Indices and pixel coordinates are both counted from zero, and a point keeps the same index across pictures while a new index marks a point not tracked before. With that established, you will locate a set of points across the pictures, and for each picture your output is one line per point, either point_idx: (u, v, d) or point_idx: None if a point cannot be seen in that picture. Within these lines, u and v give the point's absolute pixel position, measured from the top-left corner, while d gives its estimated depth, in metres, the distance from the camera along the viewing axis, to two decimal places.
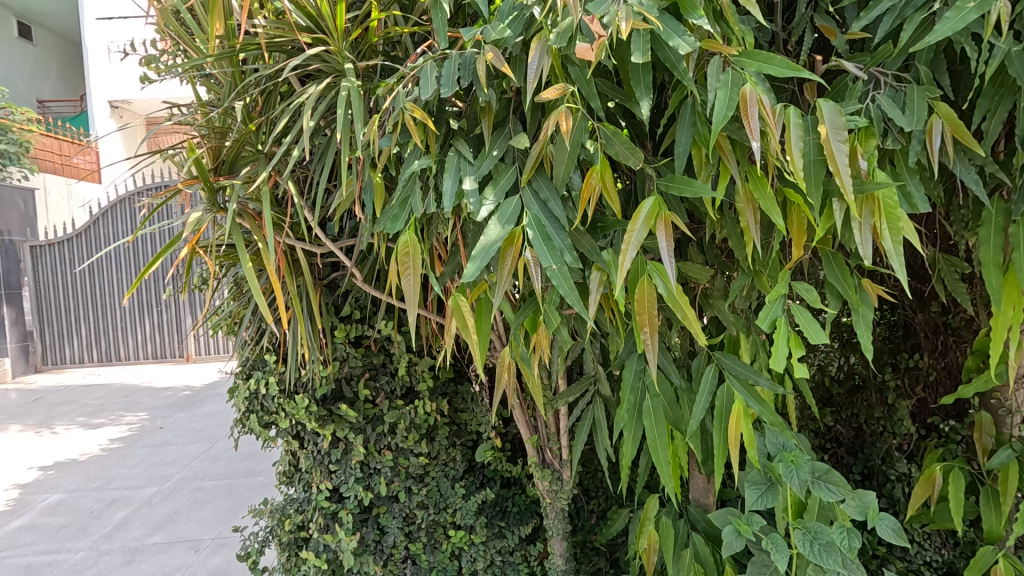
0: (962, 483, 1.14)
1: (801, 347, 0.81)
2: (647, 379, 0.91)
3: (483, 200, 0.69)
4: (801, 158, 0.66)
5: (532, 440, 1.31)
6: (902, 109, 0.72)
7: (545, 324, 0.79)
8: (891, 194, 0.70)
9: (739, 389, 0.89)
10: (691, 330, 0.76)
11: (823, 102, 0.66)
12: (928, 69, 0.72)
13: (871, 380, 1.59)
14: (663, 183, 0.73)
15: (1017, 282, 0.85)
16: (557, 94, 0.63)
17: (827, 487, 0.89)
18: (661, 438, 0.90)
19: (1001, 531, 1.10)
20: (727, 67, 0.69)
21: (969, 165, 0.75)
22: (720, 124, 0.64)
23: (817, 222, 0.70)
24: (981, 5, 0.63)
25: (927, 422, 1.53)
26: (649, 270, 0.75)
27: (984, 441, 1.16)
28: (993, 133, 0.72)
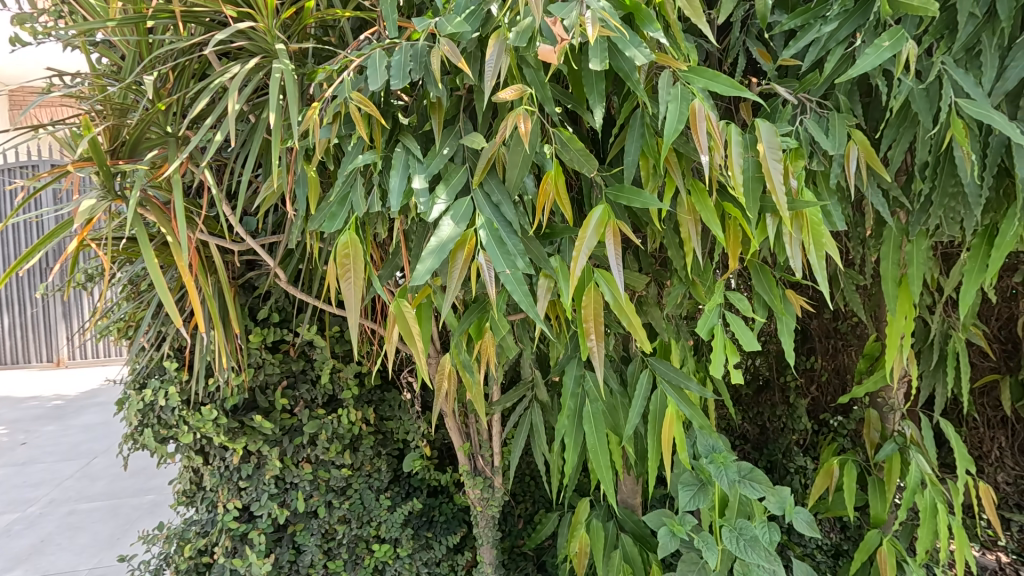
0: (854, 474, 1.26)
1: (735, 354, 0.84)
2: (587, 385, 0.92)
3: (434, 200, 0.65)
4: (741, 174, 0.69)
5: (464, 447, 1.28)
6: (824, 133, 0.78)
7: (491, 331, 0.77)
8: (816, 211, 0.75)
9: (673, 394, 0.92)
10: (636, 337, 0.77)
11: (761, 122, 0.69)
12: (846, 99, 0.79)
13: (775, 381, 1.73)
14: (612, 192, 0.73)
15: (910, 292, 0.95)
16: (514, 96, 0.61)
17: (751, 485, 0.94)
18: (600, 444, 0.91)
19: (885, 517, 1.23)
20: (675, 81, 0.71)
21: (878, 188, 0.83)
22: (671, 137, 0.66)
23: (753, 234, 0.74)
24: (895, 45, 0.70)
25: (820, 418, 1.70)
26: (597, 278, 0.75)
27: (872, 435, 1.29)
28: (897, 160, 0.79)
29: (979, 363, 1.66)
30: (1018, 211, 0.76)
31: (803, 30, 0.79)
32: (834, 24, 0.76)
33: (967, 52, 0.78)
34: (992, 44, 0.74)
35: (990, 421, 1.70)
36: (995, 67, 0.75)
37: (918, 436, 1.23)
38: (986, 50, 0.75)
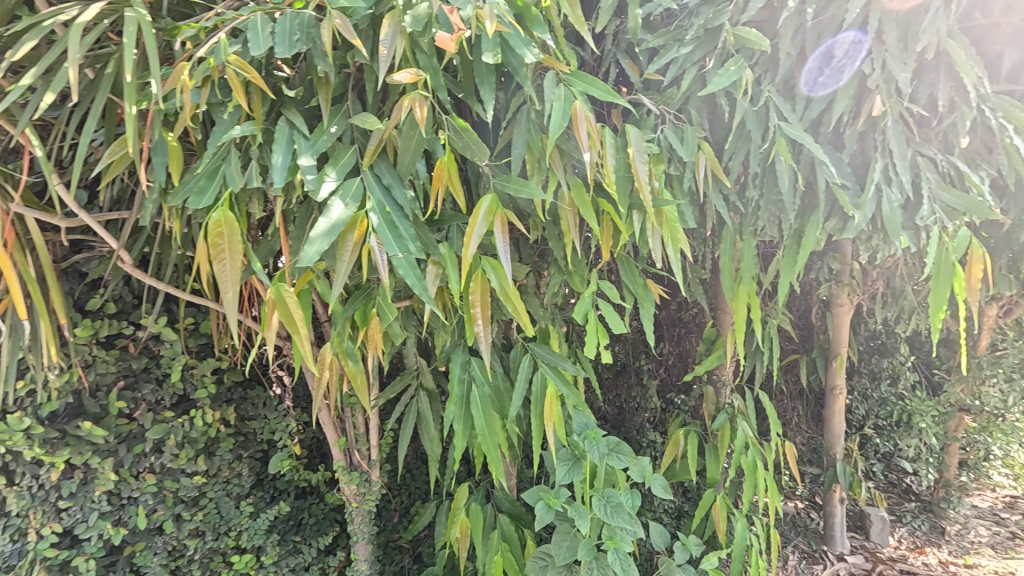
0: (695, 442, 1.46)
1: (605, 337, 0.92)
2: (472, 371, 0.96)
3: (321, 179, 0.62)
4: (615, 171, 0.76)
5: (339, 443, 1.23)
6: (681, 142, 0.89)
7: (378, 318, 0.76)
8: (674, 210, 0.86)
9: (551, 376, 0.99)
10: (520, 322, 0.81)
11: (632, 127, 0.77)
12: (698, 114, 0.91)
13: (631, 365, 1.92)
14: (499, 182, 0.77)
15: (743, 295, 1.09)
16: (409, 79, 0.61)
17: (619, 457, 1.02)
18: (487, 424, 0.94)
19: (718, 477, 1.44)
20: (560, 82, 0.76)
21: (720, 193, 0.96)
22: (556, 134, 0.71)
23: (623, 228, 0.82)
24: (738, 71, 0.82)
25: (668, 397, 1.92)
26: (484, 265, 0.78)
27: (708, 408, 1.50)
28: (735, 170, 0.94)
29: (785, 346, 2.01)
30: (818, 217, 0.94)
31: (665, 49, 0.90)
32: (689, 48, 0.88)
33: (785, 84, 0.94)
34: (802, 79, 0.91)
35: (791, 393, 2.07)
36: (804, 99, 0.92)
37: (743, 407, 1.46)
38: (800, 83, 0.92)
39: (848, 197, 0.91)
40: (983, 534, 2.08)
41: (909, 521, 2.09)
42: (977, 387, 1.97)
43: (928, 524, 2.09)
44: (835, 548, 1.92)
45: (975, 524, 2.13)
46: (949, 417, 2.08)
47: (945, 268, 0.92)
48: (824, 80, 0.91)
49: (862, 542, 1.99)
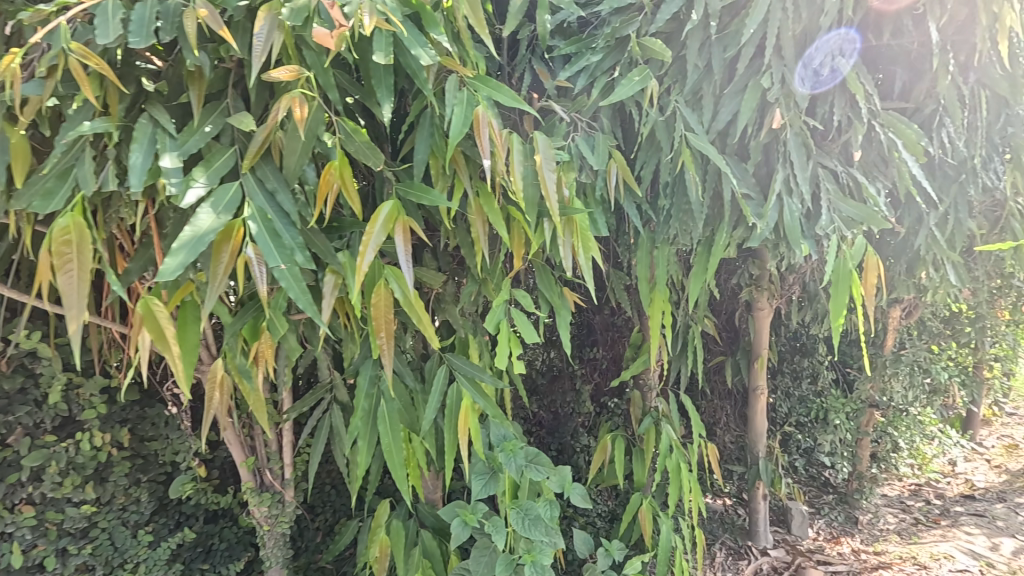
0: (622, 447, 1.47)
1: (517, 347, 0.90)
2: (381, 384, 0.94)
3: (190, 183, 0.57)
4: (521, 180, 0.75)
5: (247, 463, 1.15)
6: (592, 150, 0.88)
7: (268, 332, 0.71)
8: (585, 218, 0.85)
9: (467, 388, 0.97)
10: (426, 334, 0.78)
11: (538, 134, 0.76)
12: (609, 122, 0.91)
13: (565, 371, 1.92)
14: (401, 189, 0.74)
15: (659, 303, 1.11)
16: (289, 76, 0.57)
17: (537, 468, 1.01)
18: (393, 441, 0.93)
19: (645, 480, 1.46)
20: (463, 86, 0.74)
21: (633, 202, 0.97)
22: (455, 139, 0.68)
23: (532, 237, 0.81)
24: (643, 80, 0.82)
25: (601, 401, 1.93)
26: (387, 274, 0.75)
27: (635, 412, 1.52)
28: (646, 179, 0.94)
29: (713, 349, 2.07)
30: (726, 226, 0.96)
31: (576, 57, 0.89)
32: (599, 56, 0.89)
33: (694, 95, 0.96)
34: (710, 90, 0.93)
35: (719, 393, 2.13)
36: (711, 111, 0.94)
37: (667, 410, 1.49)
38: (707, 94, 0.93)
39: (751, 206, 0.94)
40: (891, 521, 2.22)
41: (827, 512, 2.20)
42: (884, 384, 2.10)
43: (844, 514, 2.20)
44: (759, 543, 1.99)
45: (885, 513, 2.27)
46: (861, 413, 2.21)
47: (843, 275, 0.95)
48: (729, 92, 0.93)
49: (783, 535, 2.08)
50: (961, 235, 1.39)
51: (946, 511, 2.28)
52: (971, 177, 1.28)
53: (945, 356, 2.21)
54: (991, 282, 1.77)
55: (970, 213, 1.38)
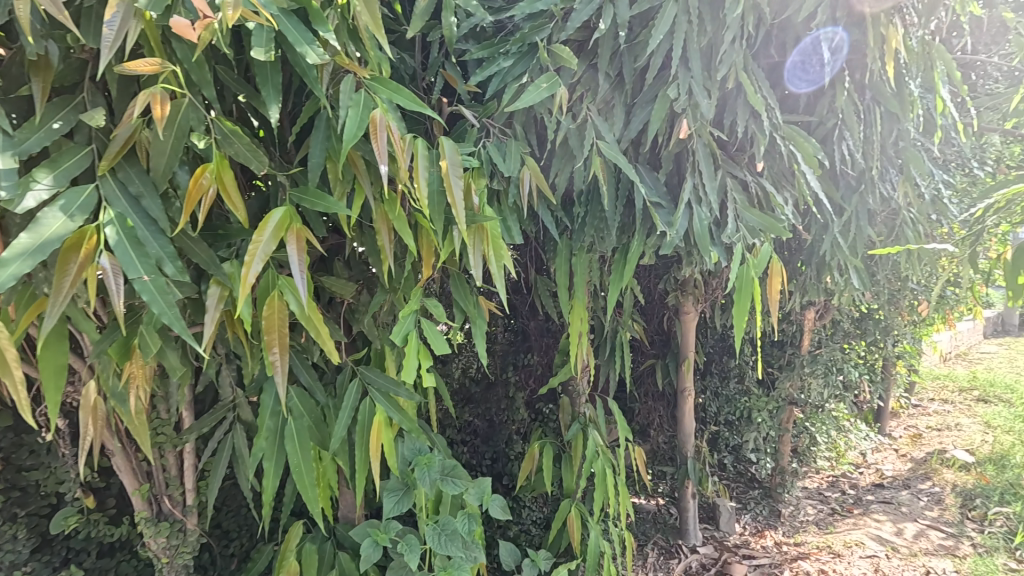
0: (550, 454, 1.47)
1: (428, 358, 0.87)
2: (288, 402, 0.88)
3: (31, 185, 0.51)
4: (425, 187, 0.73)
5: (141, 491, 1.05)
6: (503, 157, 0.87)
7: (141, 351, 0.65)
8: (496, 226, 0.83)
9: (380, 402, 0.93)
10: (325, 347, 0.74)
11: (444, 139, 0.74)
12: (522, 128, 0.90)
13: (498, 379, 1.88)
14: (295, 194, 0.70)
15: (578, 313, 1.12)
16: (149, 70, 0.52)
17: (454, 482, 0.99)
18: (303, 460, 0.87)
19: (574, 487, 1.45)
20: (360, 88, 0.70)
21: (548, 209, 0.97)
22: (349, 143, 0.65)
23: (440, 246, 0.78)
24: (551, 88, 0.82)
25: (536, 407, 1.86)
26: (281, 285, 0.71)
27: (564, 419, 1.51)
28: (560, 186, 0.94)
29: (644, 352, 2.11)
30: (639, 233, 0.97)
31: (488, 61, 0.88)
32: (510, 61, 0.88)
33: (606, 103, 0.97)
34: (621, 99, 0.94)
35: (651, 396, 2.17)
36: (623, 119, 0.95)
37: (595, 416, 1.51)
38: (619, 103, 0.94)
39: (661, 215, 0.96)
40: (810, 513, 2.34)
41: (753, 507, 2.29)
42: (802, 382, 2.21)
43: (768, 508, 2.30)
44: (688, 541, 2.04)
45: (805, 505, 2.39)
46: (782, 410, 2.31)
47: (747, 281, 0.98)
48: (640, 102, 0.94)
49: (712, 532, 2.14)
50: (861, 241, 1.47)
51: (858, 500, 2.43)
52: (869, 188, 1.36)
53: (855, 355, 2.35)
54: (892, 284, 1.89)
55: (869, 221, 1.47)
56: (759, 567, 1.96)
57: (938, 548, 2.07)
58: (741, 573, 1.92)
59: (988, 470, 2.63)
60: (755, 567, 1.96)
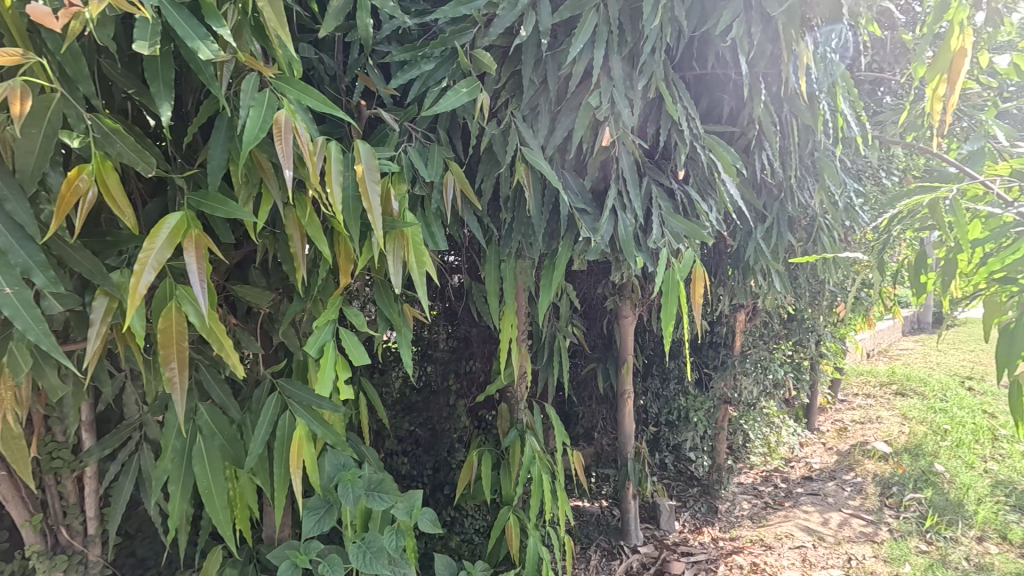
0: (488, 462, 1.46)
1: (346, 369, 0.84)
2: (200, 419, 0.82)
3: None
4: (340, 192, 0.70)
5: (32, 524, 0.95)
6: (425, 162, 0.86)
7: (12, 370, 0.60)
8: (418, 232, 0.81)
9: (302, 416, 0.88)
10: (229, 361, 0.70)
11: (359, 142, 0.72)
12: (446, 134, 0.88)
13: (439, 388, 1.81)
14: (193, 199, 0.65)
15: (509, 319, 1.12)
16: (10, 61, 0.47)
17: (380, 496, 0.95)
18: (215, 481, 0.81)
19: (512, 494, 1.44)
20: (266, 88, 0.67)
21: (474, 215, 0.95)
22: (249, 144, 0.61)
23: (357, 253, 0.75)
24: (471, 92, 0.81)
25: (478, 415, 1.80)
26: (178, 295, 0.66)
27: (503, 426, 1.50)
28: (486, 193, 0.93)
29: (585, 356, 2.12)
30: (565, 240, 0.98)
31: (408, 64, 0.86)
32: (432, 64, 0.86)
33: (531, 110, 0.97)
34: (545, 106, 0.95)
35: (593, 399, 2.19)
36: (548, 126, 0.96)
37: (532, 422, 1.50)
38: (543, 110, 0.95)
39: (587, 221, 0.97)
40: (744, 507, 2.43)
41: (692, 505, 2.35)
42: (735, 381, 2.29)
43: (706, 505, 2.36)
44: (630, 541, 2.07)
45: (740, 500, 2.48)
46: (718, 409, 2.39)
47: (672, 286, 1.00)
48: (564, 109, 0.95)
49: (653, 531, 2.18)
50: (782, 246, 1.55)
51: (789, 493, 2.54)
52: (787, 196, 1.45)
53: (783, 354, 2.47)
54: (812, 286, 2.00)
55: (789, 227, 1.55)
56: (696, 563, 2.01)
57: (860, 535, 2.20)
58: (680, 570, 1.96)
59: (904, 459, 2.82)
60: (692, 564, 2.01)
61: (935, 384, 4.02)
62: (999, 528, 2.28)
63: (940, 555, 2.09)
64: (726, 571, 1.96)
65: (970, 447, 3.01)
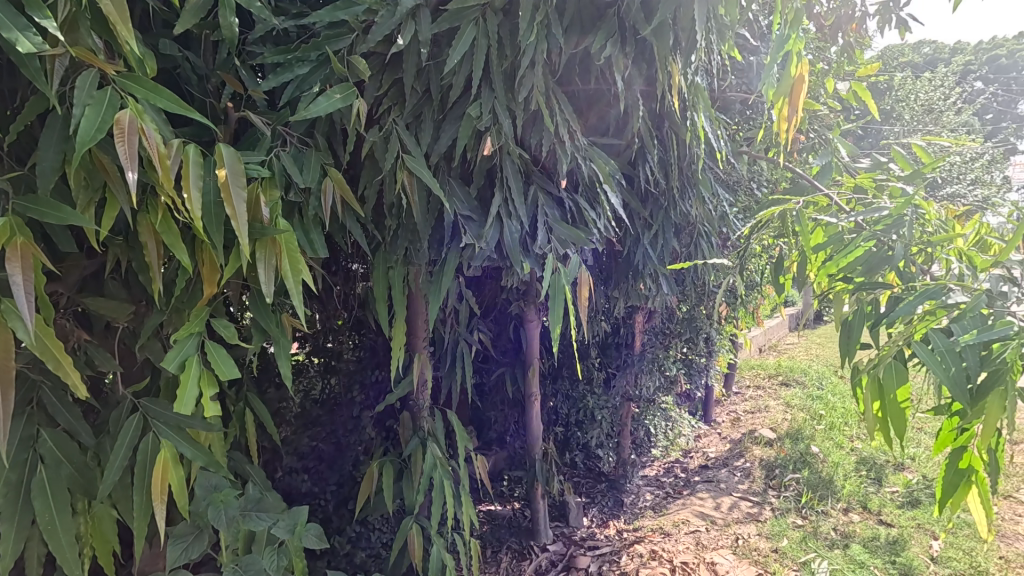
0: (390, 472, 1.43)
1: (212, 385, 0.79)
2: (41, 447, 0.75)
3: None
4: (198, 198, 0.67)
5: None
6: (300, 168, 0.84)
7: None
8: (292, 239, 0.79)
9: (168, 436, 0.82)
10: (68, 380, 0.64)
11: (219, 146, 0.69)
12: (323, 139, 0.87)
13: (343, 399, 1.69)
14: (19, 203, 0.59)
15: (401, 325, 1.11)
16: None
17: (258, 516, 0.91)
18: (59, 517, 0.73)
19: (414, 504, 1.43)
20: (107, 85, 0.63)
21: (357, 221, 0.94)
22: (84, 146, 0.57)
23: (221, 262, 0.72)
24: (345, 98, 0.80)
25: (386, 425, 1.73)
26: (3, 310, 0.59)
27: (404, 434, 1.48)
28: (368, 199, 0.92)
29: (493, 360, 2.14)
30: (452, 246, 0.99)
31: (281, 67, 0.83)
32: (307, 68, 0.84)
33: (415, 117, 0.98)
34: (429, 115, 0.96)
35: (502, 403, 2.21)
36: (432, 133, 0.97)
37: (434, 429, 1.50)
38: (426, 118, 0.96)
39: (471, 228, 0.99)
40: (647, 499, 2.56)
41: (599, 500, 2.44)
42: (634, 379, 2.42)
43: (612, 499, 2.46)
44: (540, 540, 2.10)
45: (644, 492, 2.61)
46: (621, 407, 2.50)
47: (557, 290, 1.05)
48: (448, 118, 0.97)
49: (562, 529, 2.24)
50: (667, 251, 1.67)
51: (687, 483, 2.71)
52: (670, 204, 1.57)
53: (678, 352, 2.64)
54: (699, 287, 2.16)
55: (673, 232, 1.67)
56: (601, 556, 2.07)
57: (746, 516, 2.39)
58: (586, 564, 2.02)
59: (785, 443, 3.11)
60: (598, 557, 2.07)
61: (813, 374, 4.49)
62: (861, 499, 2.57)
63: (813, 527, 2.32)
64: (628, 560, 2.04)
65: (839, 428, 3.38)
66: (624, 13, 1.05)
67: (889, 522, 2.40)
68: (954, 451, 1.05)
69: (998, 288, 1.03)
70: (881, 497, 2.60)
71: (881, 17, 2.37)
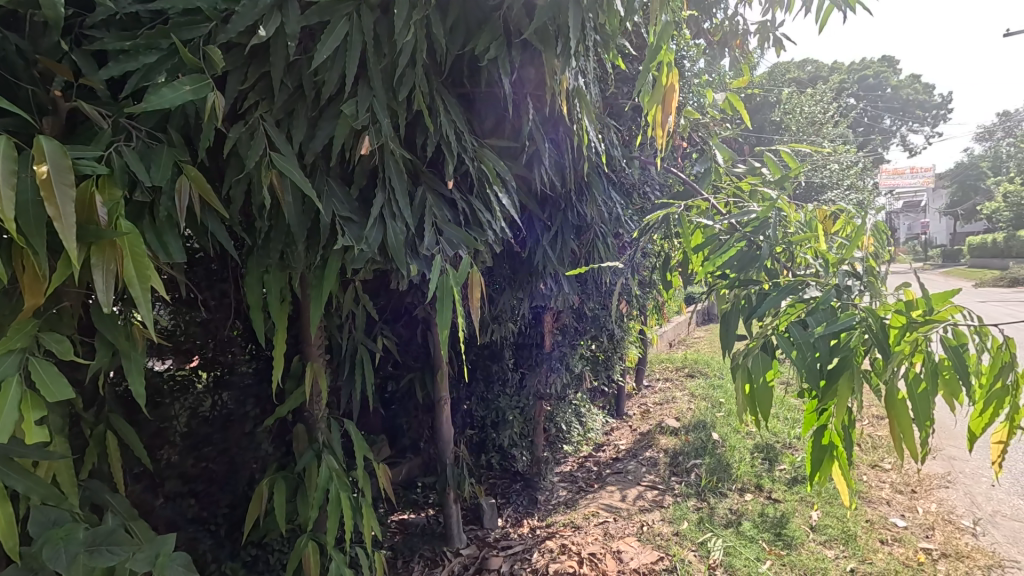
0: (282, 489, 1.35)
1: (40, 408, 0.71)
2: None
3: None
4: (10, 197, 0.59)
5: None
6: (149, 165, 0.76)
7: None
8: (138, 242, 0.71)
9: None
10: None
11: (38, 138, 0.61)
12: (177, 134, 0.80)
13: (235, 414, 1.57)
14: None
15: (282, 333, 1.04)
16: None
17: (110, 551, 0.81)
18: None
19: (309, 521, 1.35)
20: None
21: (222, 224, 0.88)
22: None
23: (43, 269, 0.64)
24: (196, 90, 0.74)
25: (284, 439, 1.63)
26: None
27: (299, 448, 1.41)
28: (234, 200, 0.86)
29: (402, 366, 2.09)
30: (332, 250, 0.95)
31: (123, 54, 0.76)
32: (154, 57, 0.77)
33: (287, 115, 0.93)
34: (301, 112, 0.92)
35: (412, 409, 2.16)
36: (306, 131, 0.92)
37: (331, 440, 1.43)
38: (298, 116, 0.91)
39: (350, 231, 0.95)
40: (561, 494, 2.61)
41: (514, 500, 2.46)
42: (545, 378, 2.47)
43: (527, 497, 2.49)
44: (453, 545, 2.08)
45: (558, 488, 2.67)
46: (533, 406, 2.54)
47: (445, 293, 1.03)
48: (323, 116, 0.93)
49: (477, 532, 2.23)
50: (567, 252, 1.71)
51: (599, 476, 2.81)
52: (568, 207, 1.63)
53: (586, 350, 2.72)
54: (602, 286, 2.24)
55: (572, 236, 1.74)
56: (513, 555, 2.08)
57: (651, 504, 2.51)
58: (498, 564, 2.03)
59: (688, 432, 3.31)
60: (511, 556, 2.08)
61: (715, 365, 4.81)
62: (753, 479, 2.78)
63: (710, 509, 2.48)
64: (539, 556, 2.06)
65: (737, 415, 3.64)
66: (507, 16, 1.07)
67: (777, 498, 2.62)
68: (817, 429, 1.16)
69: (844, 283, 1.16)
70: (771, 476, 2.83)
71: (760, 36, 2.59)
